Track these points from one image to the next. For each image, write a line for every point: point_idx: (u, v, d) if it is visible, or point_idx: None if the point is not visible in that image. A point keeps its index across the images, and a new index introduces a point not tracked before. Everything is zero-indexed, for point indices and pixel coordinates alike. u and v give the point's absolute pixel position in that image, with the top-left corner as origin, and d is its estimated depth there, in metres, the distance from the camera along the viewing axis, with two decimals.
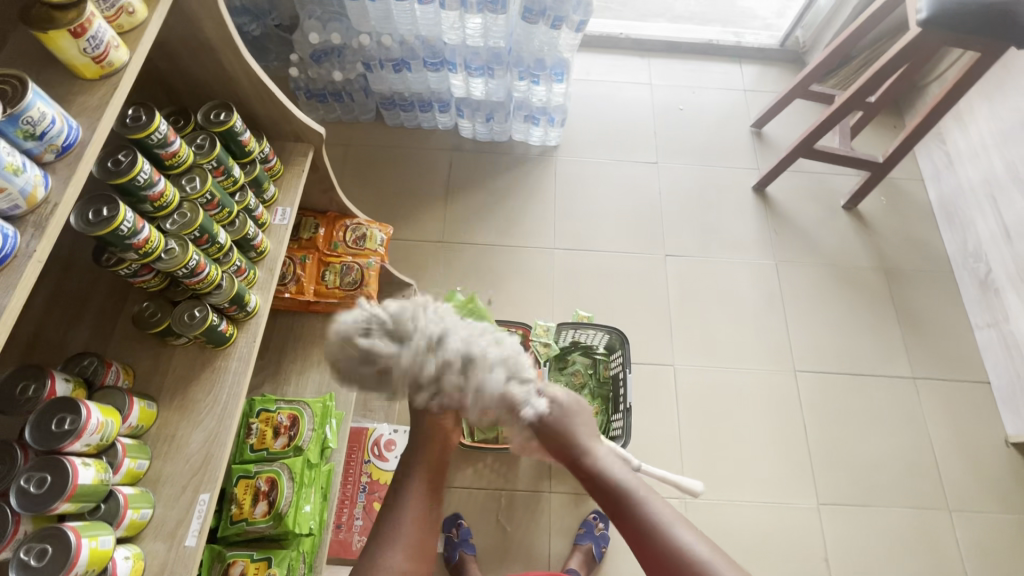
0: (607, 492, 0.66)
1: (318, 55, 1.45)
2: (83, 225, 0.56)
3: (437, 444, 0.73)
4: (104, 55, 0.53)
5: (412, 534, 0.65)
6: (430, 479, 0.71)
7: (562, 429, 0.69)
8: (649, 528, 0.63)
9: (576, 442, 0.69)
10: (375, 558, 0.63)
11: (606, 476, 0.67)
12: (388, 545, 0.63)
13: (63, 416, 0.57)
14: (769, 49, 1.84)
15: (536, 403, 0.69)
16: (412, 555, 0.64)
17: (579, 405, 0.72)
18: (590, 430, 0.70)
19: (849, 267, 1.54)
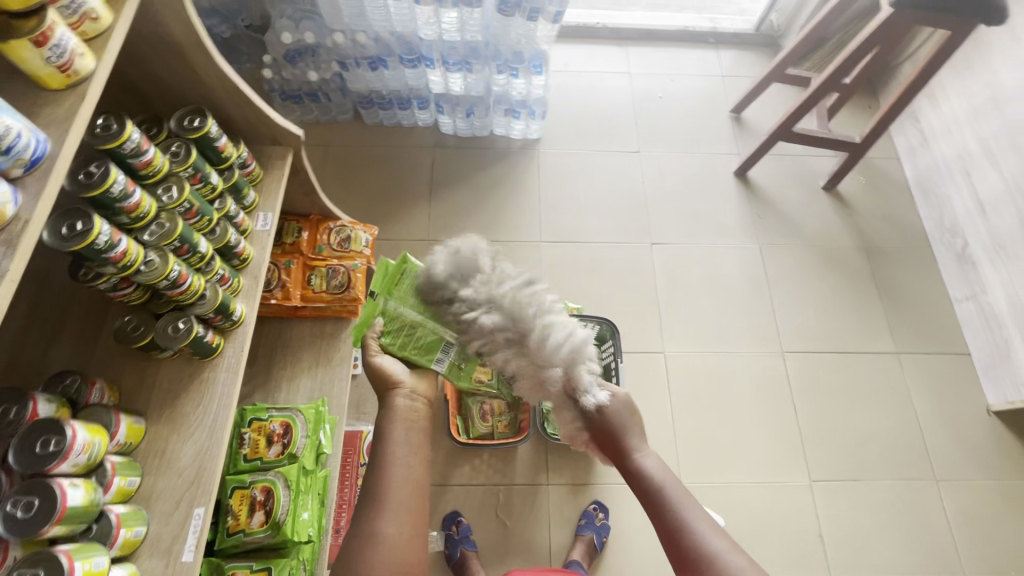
0: (648, 498, 0.63)
1: (291, 55, 1.42)
2: (57, 241, 0.54)
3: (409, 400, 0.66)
4: (69, 64, 0.51)
5: (410, 490, 0.58)
6: (420, 432, 0.63)
7: (615, 422, 0.67)
8: (680, 532, 0.58)
9: (621, 441, 0.66)
10: (368, 517, 0.55)
11: (646, 477, 0.64)
12: (379, 505, 0.56)
13: (48, 437, 0.55)
14: (744, 34, 1.85)
15: (598, 395, 0.66)
16: (411, 514, 0.56)
17: (634, 410, 0.69)
18: (641, 435, 0.68)
19: (831, 247, 1.56)
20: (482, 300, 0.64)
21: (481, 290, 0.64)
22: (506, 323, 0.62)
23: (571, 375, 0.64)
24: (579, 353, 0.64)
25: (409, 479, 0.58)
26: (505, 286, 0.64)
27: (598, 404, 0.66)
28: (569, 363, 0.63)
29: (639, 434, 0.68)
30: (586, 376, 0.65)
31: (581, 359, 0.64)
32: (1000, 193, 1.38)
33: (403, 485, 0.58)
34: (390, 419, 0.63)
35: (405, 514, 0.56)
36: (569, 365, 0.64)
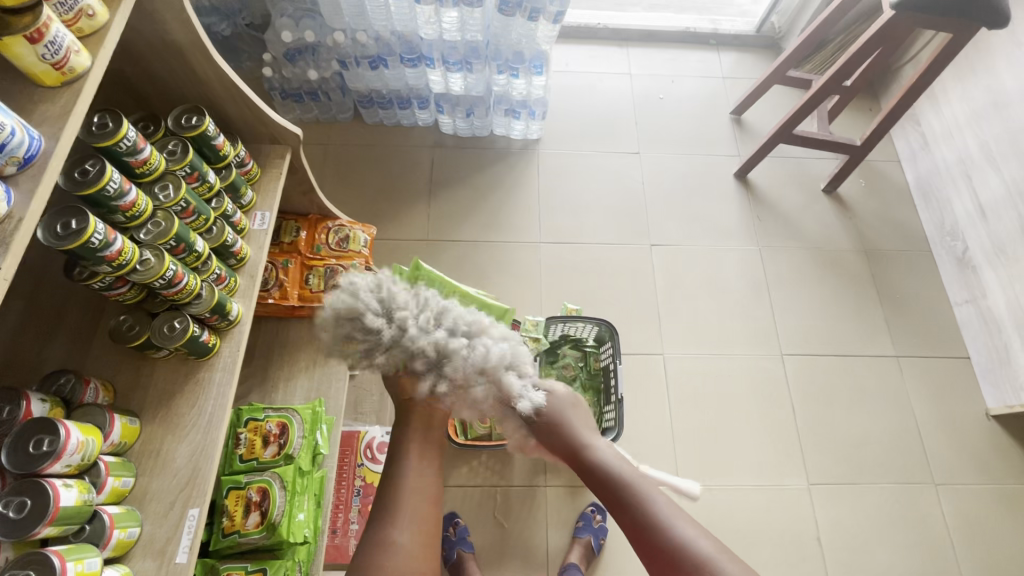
0: (613, 495, 0.61)
1: (291, 54, 1.42)
2: (51, 239, 0.53)
3: (425, 411, 0.64)
4: (64, 61, 0.50)
5: (423, 503, 0.60)
6: (433, 446, 0.65)
7: (559, 422, 0.65)
8: (652, 527, 0.58)
9: (575, 439, 0.64)
10: (382, 525, 0.57)
11: (609, 474, 0.62)
12: (395, 516, 0.57)
13: (41, 437, 0.55)
14: (745, 36, 1.85)
15: (533, 398, 0.64)
16: (423, 525, 0.58)
17: (577, 404, 0.68)
18: (589, 427, 0.67)
19: (831, 249, 1.56)
20: (379, 340, 0.61)
21: (376, 328, 0.61)
22: (412, 354, 0.61)
23: (499, 385, 0.62)
24: (497, 362, 0.62)
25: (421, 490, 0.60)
26: (400, 318, 0.61)
27: (536, 407, 0.64)
28: (490, 376, 0.62)
29: (587, 425, 0.67)
30: (514, 382, 0.63)
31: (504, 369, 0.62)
32: (1001, 197, 1.38)
33: (416, 498, 0.59)
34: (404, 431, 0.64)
35: (416, 523, 0.58)
36: (492, 377, 0.62)
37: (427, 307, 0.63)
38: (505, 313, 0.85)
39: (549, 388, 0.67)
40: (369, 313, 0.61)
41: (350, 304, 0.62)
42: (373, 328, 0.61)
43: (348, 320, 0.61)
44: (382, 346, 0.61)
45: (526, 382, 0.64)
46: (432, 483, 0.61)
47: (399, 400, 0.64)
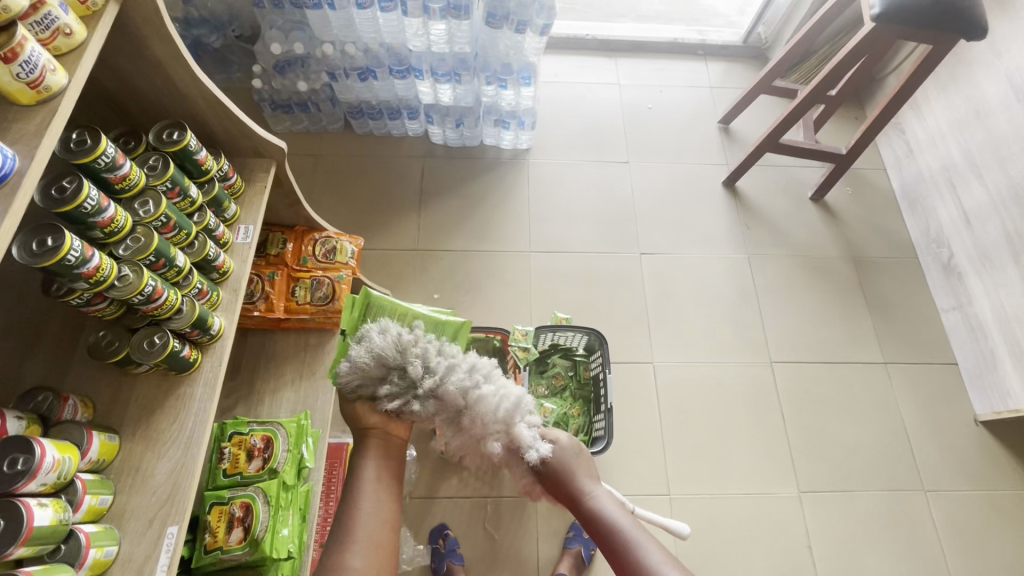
0: (606, 539, 0.69)
1: (281, 66, 1.43)
2: (26, 257, 0.53)
3: (381, 438, 0.70)
4: (40, 80, 0.51)
5: (378, 529, 0.65)
6: (390, 471, 0.71)
7: (561, 471, 0.72)
8: (637, 568, 0.65)
9: (575, 486, 0.71)
10: (338, 550, 0.63)
11: (602, 519, 0.70)
12: (350, 542, 0.63)
13: (15, 456, 0.54)
14: (732, 46, 1.87)
15: (541, 448, 0.70)
16: (378, 549, 0.64)
17: (578, 450, 0.75)
18: (590, 474, 0.73)
19: (819, 258, 1.57)
20: (410, 387, 0.66)
21: (407, 378, 0.66)
22: (441, 406, 0.66)
23: (511, 435, 0.69)
24: (514, 414, 0.68)
25: (377, 515, 0.66)
26: (431, 372, 0.66)
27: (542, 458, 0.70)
28: (506, 426, 0.68)
29: (587, 474, 0.73)
30: (525, 434, 0.69)
31: (517, 420, 0.68)
32: (985, 204, 1.40)
33: (372, 523, 0.65)
34: (363, 456, 0.69)
35: (371, 548, 0.63)
36: (507, 428, 0.68)
37: (459, 361, 0.68)
38: (461, 327, 0.76)
39: (554, 438, 0.73)
40: (403, 364, 0.66)
41: (381, 353, 0.66)
42: (409, 377, 0.66)
43: (381, 368, 0.66)
44: (413, 397, 0.66)
45: (534, 433, 0.71)
46: (388, 511, 0.67)
47: (358, 427, 0.70)
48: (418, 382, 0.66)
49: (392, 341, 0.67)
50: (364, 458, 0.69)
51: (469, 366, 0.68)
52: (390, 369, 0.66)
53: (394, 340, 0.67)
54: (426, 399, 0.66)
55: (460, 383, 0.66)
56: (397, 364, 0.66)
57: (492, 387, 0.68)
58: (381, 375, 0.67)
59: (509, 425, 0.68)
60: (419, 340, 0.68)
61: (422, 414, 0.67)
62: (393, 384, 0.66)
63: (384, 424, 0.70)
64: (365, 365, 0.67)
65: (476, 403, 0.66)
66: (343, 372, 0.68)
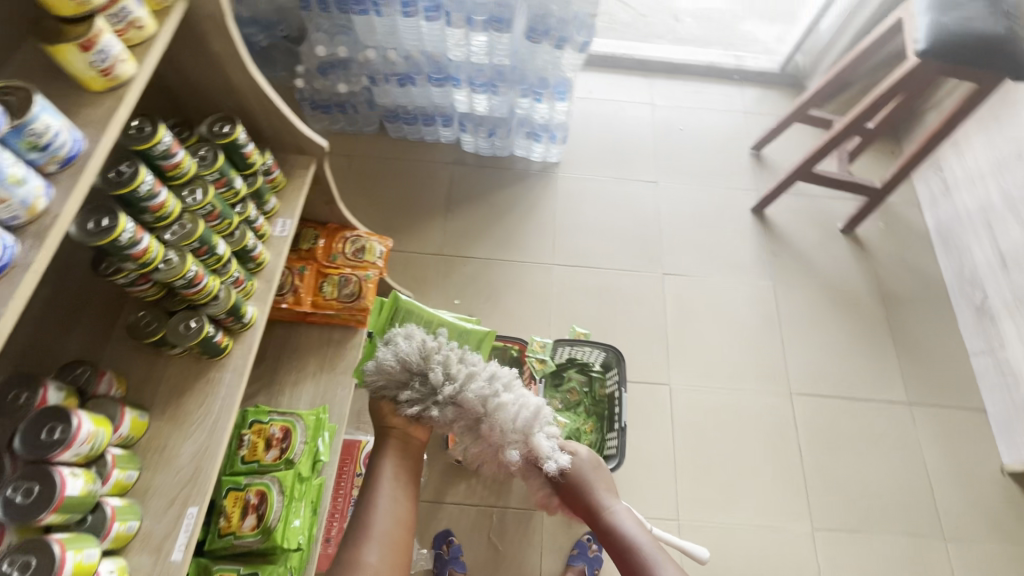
0: (625, 557, 0.68)
1: (324, 67, 1.47)
2: (83, 235, 0.56)
3: (401, 437, 0.71)
4: (110, 69, 0.53)
5: (394, 527, 0.66)
6: (407, 470, 0.71)
7: (579, 484, 0.71)
8: None
9: (593, 500, 0.70)
10: (354, 546, 0.64)
11: (621, 535, 0.69)
12: (366, 539, 0.64)
13: (53, 425, 0.56)
14: (769, 73, 1.87)
15: (559, 459, 0.69)
16: (393, 547, 0.65)
17: (597, 464, 0.73)
18: (609, 488, 0.72)
19: (846, 291, 1.54)
20: (431, 393, 0.67)
21: (428, 384, 0.67)
22: (461, 413, 0.67)
23: (530, 445, 0.68)
24: (533, 424, 0.68)
25: (393, 514, 0.67)
26: (451, 379, 0.67)
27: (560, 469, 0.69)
28: (524, 436, 0.68)
29: (607, 489, 0.72)
30: (545, 444, 0.68)
31: (536, 432, 0.68)
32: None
33: (388, 522, 0.66)
34: (382, 454, 0.71)
35: (387, 546, 0.65)
36: (525, 438, 0.68)
37: (479, 369, 0.68)
38: (484, 335, 0.81)
39: (573, 450, 0.72)
40: (425, 369, 0.67)
41: (405, 358, 0.68)
42: (430, 382, 0.67)
43: (404, 373, 0.68)
44: (433, 402, 0.67)
45: (554, 444, 0.69)
46: (405, 509, 0.68)
47: (379, 424, 0.71)
48: (438, 389, 0.67)
49: (416, 347, 0.68)
50: (385, 455, 0.70)
51: (489, 375, 0.68)
52: (412, 374, 0.68)
53: (417, 345, 0.68)
54: (445, 405, 0.67)
55: (480, 391, 0.67)
56: (419, 369, 0.67)
57: (512, 396, 0.68)
58: (403, 380, 0.68)
59: (527, 435, 0.68)
60: (441, 346, 0.69)
61: (441, 420, 0.67)
62: (414, 389, 0.67)
63: (405, 425, 0.71)
64: (389, 369, 0.68)
65: (495, 411, 0.66)
66: (368, 374, 0.70)
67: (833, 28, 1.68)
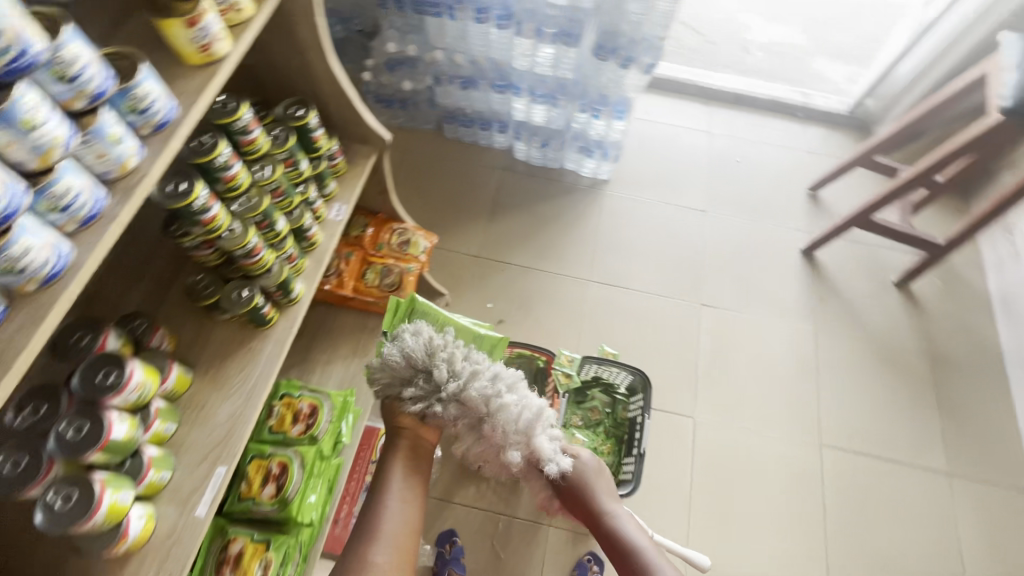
0: (624, 558, 0.71)
1: (393, 64, 1.52)
2: (162, 197, 0.61)
3: (412, 438, 0.73)
4: (209, 46, 0.57)
5: (401, 531, 0.68)
6: (418, 470, 0.73)
7: (581, 486, 0.74)
8: None
9: (594, 503, 0.73)
10: (364, 544, 0.66)
11: (620, 536, 0.72)
12: (375, 539, 0.66)
13: (109, 370, 0.61)
14: (836, 114, 1.82)
15: (561, 462, 0.71)
16: (400, 549, 0.67)
17: (599, 468, 0.77)
18: (609, 493, 0.75)
19: (892, 347, 1.47)
20: (435, 390, 0.68)
21: (432, 381, 0.69)
22: (464, 412, 0.68)
23: (532, 447, 0.69)
24: (535, 424, 0.69)
25: (401, 515, 0.69)
26: (456, 377, 0.68)
27: (562, 471, 0.71)
28: (526, 437, 0.69)
29: (607, 492, 0.75)
30: (547, 445, 0.70)
31: (539, 432, 0.69)
32: None
33: (396, 523, 0.68)
34: (392, 454, 0.72)
35: (394, 546, 0.66)
36: (527, 439, 0.69)
37: (483, 368, 0.69)
38: (498, 342, 0.83)
39: (576, 453, 0.75)
40: (430, 367, 0.69)
41: (410, 355, 0.69)
42: (435, 379, 0.68)
43: (410, 370, 0.69)
44: (437, 400, 0.68)
45: (556, 446, 0.71)
46: (413, 514, 0.69)
47: (391, 424, 0.73)
48: (442, 386, 0.68)
49: (421, 344, 0.70)
50: (396, 457, 0.72)
51: (492, 375, 0.69)
52: (418, 371, 0.69)
53: (422, 343, 0.70)
54: (448, 403, 0.68)
55: (483, 391, 0.68)
56: (424, 366, 0.69)
57: (514, 397, 0.69)
58: (409, 377, 0.70)
59: (528, 435, 0.69)
60: (445, 344, 0.70)
61: (444, 418, 0.69)
62: (419, 386, 0.69)
63: (414, 425, 0.73)
64: (395, 365, 0.70)
65: (497, 411, 0.67)
66: (375, 369, 0.71)
67: (910, 75, 1.63)
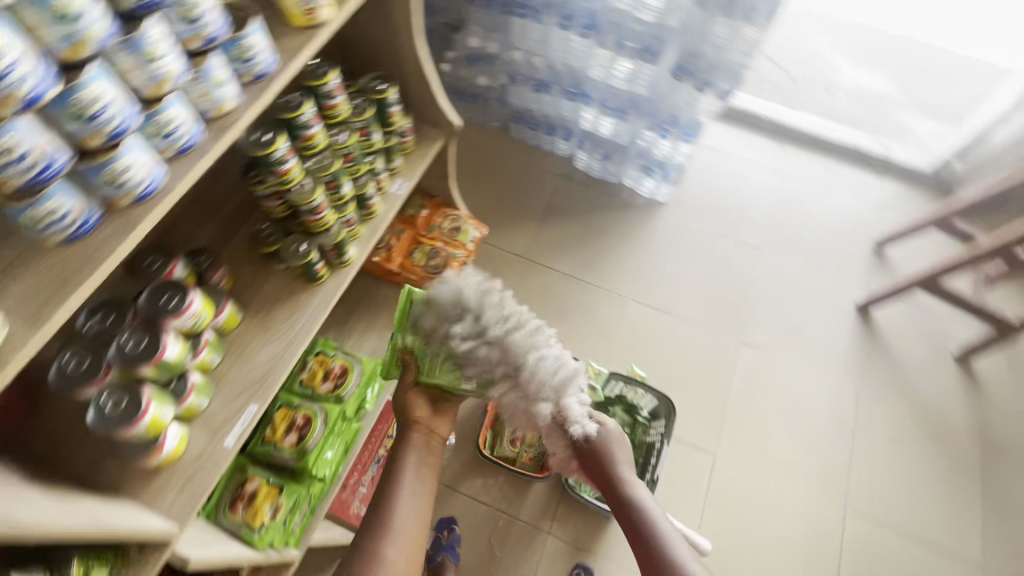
0: (631, 518, 0.79)
1: (472, 59, 1.56)
2: (247, 143, 0.66)
3: (424, 433, 0.79)
4: (313, 10, 0.61)
5: (413, 526, 0.71)
6: (427, 467, 0.78)
7: (601, 452, 0.81)
8: (655, 544, 0.76)
9: (611, 467, 0.81)
10: (377, 538, 0.69)
11: (630, 498, 0.80)
12: (389, 532, 0.69)
13: (172, 295, 0.66)
14: (916, 171, 1.74)
15: (587, 425, 0.78)
16: (411, 545, 0.70)
17: (619, 438, 0.84)
18: (625, 460, 0.83)
19: (941, 421, 1.39)
20: (481, 332, 0.67)
21: (480, 322, 0.67)
22: (506, 359, 0.67)
23: (563, 407, 0.73)
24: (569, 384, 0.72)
25: (413, 512, 0.72)
26: (503, 321, 0.68)
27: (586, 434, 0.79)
28: (560, 395, 0.71)
29: (622, 460, 0.82)
30: (574, 406, 0.74)
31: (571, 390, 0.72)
32: None
33: (407, 519, 0.71)
34: (405, 449, 0.77)
35: (405, 540, 0.69)
36: (560, 398, 0.72)
37: (527, 319, 0.70)
38: None
39: (598, 421, 0.84)
40: (480, 307, 0.67)
41: (461, 293, 0.68)
42: (482, 322, 0.67)
43: (457, 308, 0.68)
44: (483, 342, 0.67)
45: (584, 411, 0.77)
46: (422, 507, 0.73)
47: (406, 418, 0.79)
48: (489, 329, 0.67)
49: (473, 286, 0.68)
50: (409, 448, 0.78)
51: (534, 327, 0.70)
52: (467, 309, 0.67)
53: (474, 284, 0.69)
54: (494, 346, 0.67)
55: (528, 339, 0.68)
56: (474, 307, 0.67)
57: (552, 353, 0.71)
58: (456, 315, 0.68)
59: (558, 395, 0.71)
60: (495, 290, 0.69)
61: (485, 362, 0.67)
62: (467, 325, 0.67)
63: (428, 420, 0.80)
64: (443, 302, 0.68)
65: (539, 364, 0.68)
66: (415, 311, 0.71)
67: None
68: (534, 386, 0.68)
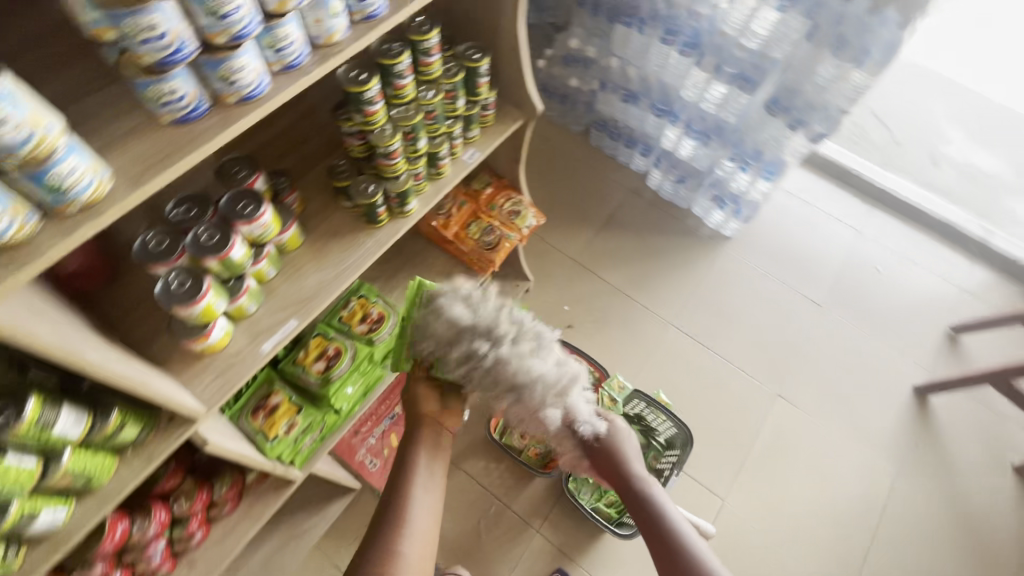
0: (647, 517, 0.79)
1: (568, 59, 1.58)
2: (345, 78, 0.73)
3: (434, 425, 0.82)
4: None
5: (427, 527, 0.74)
6: (439, 464, 0.81)
7: (612, 448, 0.82)
8: (673, 539, 0.76)
9: (624, 465, 0.81)
10: (393, 537, 0.71)
11: (645, 495, 0.80)
12: (403, 531, 0.72)
13: (248, 203, 0.72)
14: (1015, 263, 1.60)
15: (597, 423, 0.80)
16: (427, 546, 0.73)
17: (626, 434, 0.85)
18: (636, 456, 0.83)
19: (984, 532, 1.27)
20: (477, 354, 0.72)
21: (474, 346, 0.72)
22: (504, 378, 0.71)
23: (571, 409, 0.77)
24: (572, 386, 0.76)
25: (427, 509, 0.76)
26: (498, 340, 0.72)
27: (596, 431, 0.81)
28: (564, 399, 0.75)
29: (633, 457, 0.82)
30: (581, 403, 0.78)
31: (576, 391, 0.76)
32: None
33: (422, 518, 0.74)
34: (416, 446, 0.80)
35: (421, 541, 0.72)
36: (565, 402, 0.76)
37: (523, 330, 0.74)
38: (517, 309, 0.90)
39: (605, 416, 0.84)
40: (474, 331, 0.72)
41: (452, 322, 0.73)
42: (476, 344, 0.72)
43: (450, 335, 0.73)
44: (478, 361, 0.72)
45: (591, 412, 0.80)
46: (435, 508, 0.76)
47: (416, 411, 0.82)
48: (480, 352, 0.72)
49: (465, 310, 0.74)
50: (417, 448, 0.80)
51: (532, 335, 0.74)
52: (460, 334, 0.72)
53: (465, 307, 0.74)
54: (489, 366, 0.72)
55: (524, 354, 0.72)
56: (468, 328, 0.72)
57: (552, 359, 0.74)
58: (451, 341, 0.73)
59: (563, 397, 0.75)
60: (486, 309, 0.74)
61: (482, 380, 0.72)
62: (463, 349, 0.72)
63: (437, 413, 0.82)
64: (439, 330, 0.74)
65: (535, 378, 0.71)
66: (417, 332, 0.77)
67: None
68: (535, 399, 0.72)
